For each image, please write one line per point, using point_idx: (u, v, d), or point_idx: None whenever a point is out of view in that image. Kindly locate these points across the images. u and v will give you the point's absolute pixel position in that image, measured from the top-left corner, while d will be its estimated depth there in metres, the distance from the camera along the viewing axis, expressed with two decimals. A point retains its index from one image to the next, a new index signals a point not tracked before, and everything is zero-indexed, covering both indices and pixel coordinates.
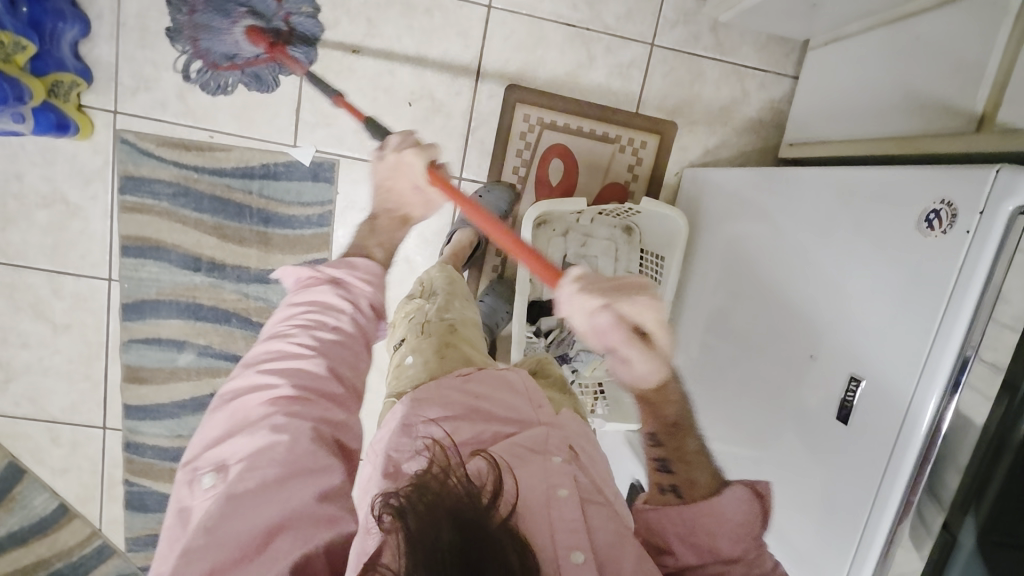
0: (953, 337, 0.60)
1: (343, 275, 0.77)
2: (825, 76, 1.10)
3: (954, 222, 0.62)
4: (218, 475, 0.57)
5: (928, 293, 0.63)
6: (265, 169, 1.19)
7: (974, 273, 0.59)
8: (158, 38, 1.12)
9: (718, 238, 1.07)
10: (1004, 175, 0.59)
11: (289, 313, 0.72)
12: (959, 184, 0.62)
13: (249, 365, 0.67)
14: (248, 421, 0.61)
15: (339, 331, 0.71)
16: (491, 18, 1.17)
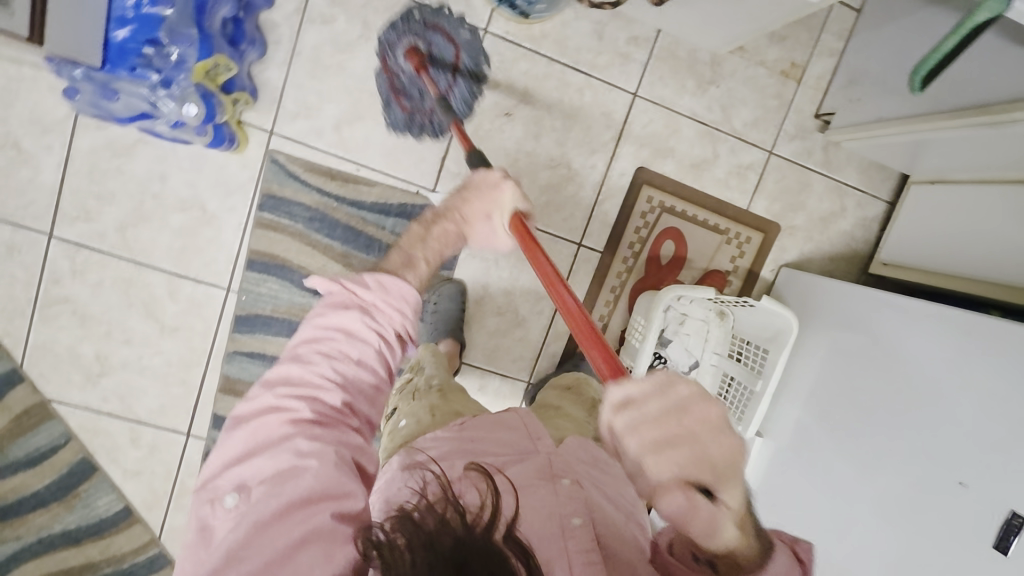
0: None
1: (377, 301, 0.70)
2: (926, 210, 1.23)
3: None
4: (240, 495, 0.60)
5: None
6: (401, 208, 1.24)
7: None
8: (327, 72, 1.17)
9: (824, 341, 1.17)
10: None
11: (317, 335, 0.68)
12: None
13: (269, 385, 0.66)
14: (268, 444, 0.62)
15: (363, 365, 0.67)
16: (634, 105, 1.27)
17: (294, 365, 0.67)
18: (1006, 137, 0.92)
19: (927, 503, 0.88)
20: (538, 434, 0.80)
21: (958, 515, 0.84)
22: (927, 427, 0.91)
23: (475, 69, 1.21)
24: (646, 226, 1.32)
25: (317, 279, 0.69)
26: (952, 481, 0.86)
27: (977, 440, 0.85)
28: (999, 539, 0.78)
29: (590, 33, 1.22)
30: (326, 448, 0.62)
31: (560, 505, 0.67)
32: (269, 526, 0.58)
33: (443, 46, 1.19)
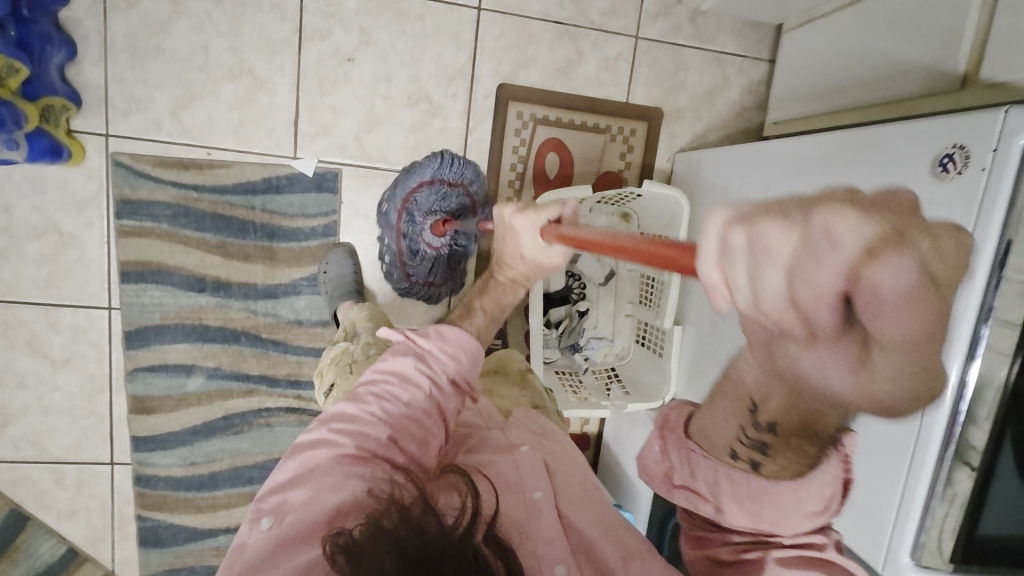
0: (981, 267, 0.61)
1: (432, 348, 0.76)
2: (802, 56, 1.18)
3: (968, 163, 0.63)
4: (275, 518, 0.60)
5: (950, 227, 0.64)
6: (267, 184, 1.18)
7: (996, 201, 0.60)
8: (148, 58, 1.10)
9: (722, 211, 1.12)
10: (1014, 114, 0.60)
11: (373, 378, 0.73)
12: (969, 126, 0.64)
13: (323, 421, 0.69)
14: (311, 473, 0.63)
15: (412, 407, 0.70)
16: (481, 19, 1.20)
17: (349, 404, 0.69)
18: None
19: None
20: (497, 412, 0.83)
21: None
22: None
23: (302, 20, 1.14)
24: (525, 143, 1.26)
25: (386, 329, 0.79)
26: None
27: None
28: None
29: None
30: (358, 488, 0.61)
31: (523, 476, 0.70)
32: (289, 549, 0.57)
33: (263, 3, 1.12)
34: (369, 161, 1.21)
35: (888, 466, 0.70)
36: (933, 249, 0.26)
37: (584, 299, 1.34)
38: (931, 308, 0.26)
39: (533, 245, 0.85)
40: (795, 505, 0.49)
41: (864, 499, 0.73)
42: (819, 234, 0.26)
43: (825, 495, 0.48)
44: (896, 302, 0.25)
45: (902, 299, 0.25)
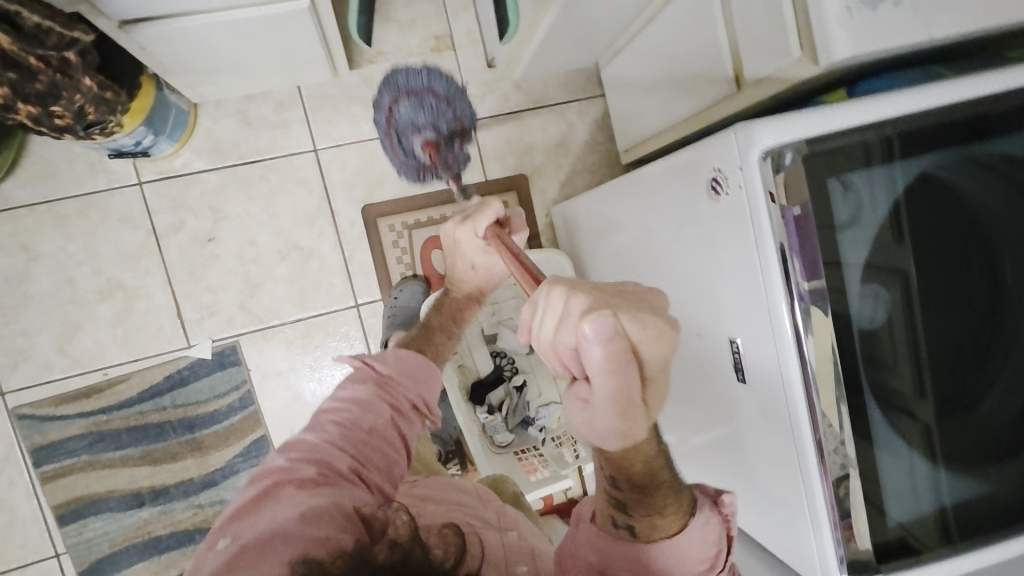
0: (774, 279, 0.62)
1: (391, 372, 0.78)
2: (621, 85, 1.22)
3: (729, 184, 0.63)
4: (232, 537, 0.54)
5: (739, 243, 0.65)
6: (170, 380, 1.19)
7: (760, 215, 0.61)
8: (19, 309, 1.13)
9: (601, 253, 1.13)
10: (741, 132, 0.61)
11: (330, 407, 0.72)
12: (715, 151, 0.64)
13: (281, 451, 0.67)
14: (268, 497, 0.58)
15: (375, 429, 0.70)
16: (321, 158, 1.24)
17: (307, 434, 0.69)
18: (567, 11, 0.93)
19: (701, 362, 0.82)
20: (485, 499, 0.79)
21: (715, 361, 0.78)
22: (666, 293, 0.86)
23: (153, 222, 1.18)
24: (407, 251, 1.28)
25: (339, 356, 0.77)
26: (693, 333, 0.82)
27: (691, 284, 0.78)
28: (739, 373, 0.73)
29: (237, 126, 1.21)
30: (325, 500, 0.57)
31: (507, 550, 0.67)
32: (253, 557, 0.51)
33: (111, 220, 1.16)
34: (260, 323, 1.23)
35: (791, 490, 0.70)
36: (635, 321, 0.46)
37: (517, 373, 1.34)
38: (619, 345, 0.45)
39: (472, 265, 1.03)
40: (681, 570, 0.57)
41: (787, 522, 0.73)
42: (569, 287, 0.48)
43: (707, 557, 0.57)
44: (582, 316, 0.45)
45: (582, 313, 0.45)
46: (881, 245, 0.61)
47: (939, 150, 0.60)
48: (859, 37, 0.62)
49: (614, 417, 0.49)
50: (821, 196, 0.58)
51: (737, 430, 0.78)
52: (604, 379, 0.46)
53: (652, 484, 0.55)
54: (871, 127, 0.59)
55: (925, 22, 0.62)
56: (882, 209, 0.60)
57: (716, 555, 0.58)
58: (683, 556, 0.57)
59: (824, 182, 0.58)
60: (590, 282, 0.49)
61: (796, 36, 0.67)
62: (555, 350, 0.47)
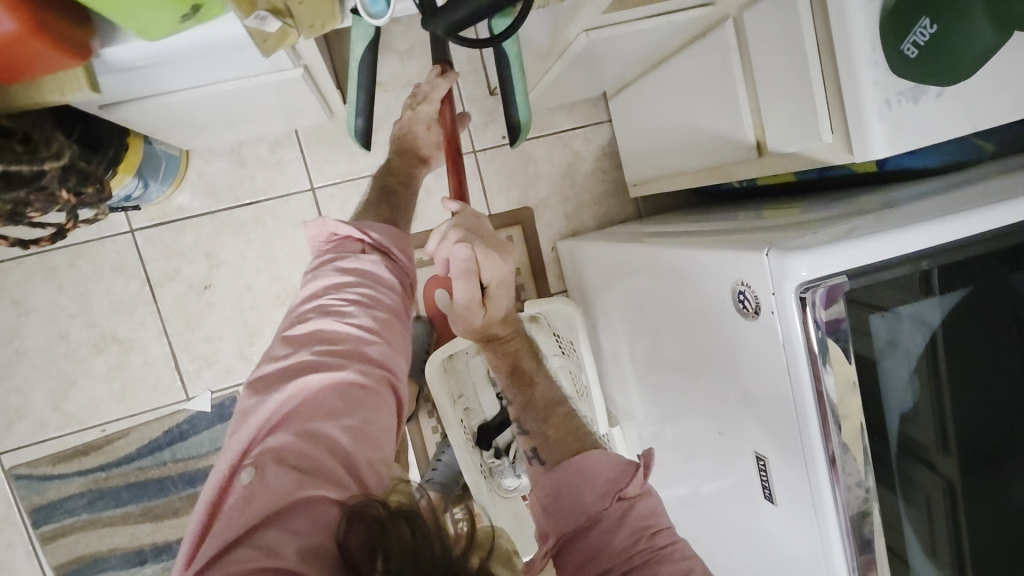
0: (809, 413, 0.58)
1: (381, 242, 0.73)
2: (630, 119, 1.16)
3: (759, 306, 0.59)
4: (258, 470, 0.49)
5: (767, 367, 0.61)
6: (170, 434, 1.16)
7: (795, 347, 0.57)
8: (12, 366, 1.10)
9: (609, 304, 1.09)
10: (774, 256, 0.56)
11: (331, 284, 0.67)
12: (742, 267, 0.60)
13: (296, 348, 0.61)
14: (296, 416, 0.54)
15: (384, 307, 0.67)
16: (319, 198, 1.20)
17: (315, 319, 0.63)
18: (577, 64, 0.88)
19: (716, 458, 0.79)
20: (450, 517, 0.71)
21: (735, 465, 0.74)
22: (678, 380, 0.83)
23: (147, 271, 1.14)
24: None
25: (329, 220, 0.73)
26: (714, 433, 0.76)
27: (706, 385, 0.75)
28: (764, 486, 0.69)
29: (231, 167, 1.16)
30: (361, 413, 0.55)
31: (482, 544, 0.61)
32: (295, 487, 0.47)
33: (103, 271, 1.12)
34: None
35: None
36: (486, 257, 0.63)
37: None
38: (471, 258, 0.63)
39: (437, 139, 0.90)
40: (585, 485, 0.60)
41: None
42: (456, 215, 0.65)
43: (606, 482, 0.60)
44: (451, 238, 0.63)
45: (451, 236, 0.63)
46: (925, 371, 0.59)
47: (987, 276, 0.58)
48: (897, 131, 0.58)
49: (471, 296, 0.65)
50: (861, 331, 0.56)
51: (759, 534, 0.76)
52: (465, 284, 0.64)
53: (532, 386, 0.72)
54: (914, 255, 0.55)
55: (970, 114, 0.58)
56: (923, 337, 0.58)
57: (619, 483, 0.59)
58: (591, 478, 0.60)
59: (863, 318, 0.56)
60: (472, 216, 0.66)
61: (827, 117, 0.63)
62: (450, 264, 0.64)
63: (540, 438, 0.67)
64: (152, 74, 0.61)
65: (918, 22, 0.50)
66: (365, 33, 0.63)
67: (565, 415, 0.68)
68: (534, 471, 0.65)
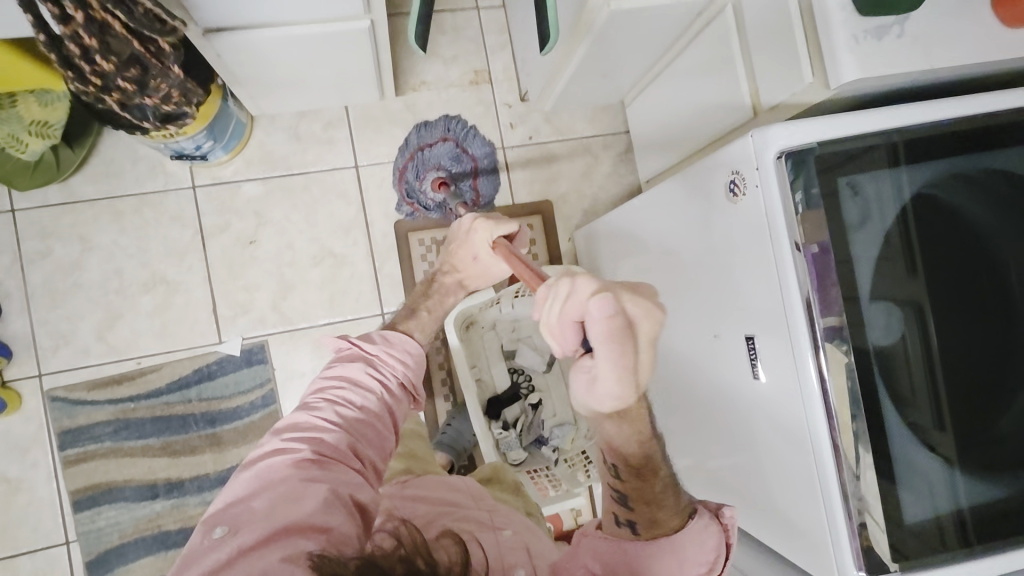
0: (789, 270, 0.65)
1: (378, 354, 0.81)
2: (644, 121, 1.30)
3: (746, 186, 0.69)
4: (228, 529, 0.54)
5: (752, 241, 0.70)
6: (199, 374, 1.23)
7: (776, 210, 0.66)
8: (67, 296, 1.19)
9: (622, 273, 1.17)
10: (757, 136, 0.67)
11: (323, 386, 0.75)
12: (731, 156, 0.71)
13: (278, 433, 0.67)
14: (266, 485, 0.59)
15: (365, 408, 0.73)
16: (361, 174, 1.33)
17: (300, 414, 0.70)
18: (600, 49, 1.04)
19: (710, 372, 0.84)
20: (482, 495, 0.82)
21: (726, 366, 0.80)
22: (680, 306, 0.89)
23: (201, 222, 1.26)
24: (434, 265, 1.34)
25: (330, 339, 0.81)
26: (710, 336, 0.82)
27: (704, 291, 0.82)
28: (752, 369, 0.74)
29: (288, 140, 1.30)
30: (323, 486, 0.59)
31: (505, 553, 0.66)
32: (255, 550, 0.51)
33: (163, 218, 1.24)
34: (290, 324, 1.28)
35: (807, 481, 0.69)
36: (635, 300, 0.52)
37: (534, 392, 1.36)
38: (620, 321, 0.51)
39: (475, 257, 1.02)
40: (676, 559, 0.64)
41: (805, 525, 0.72)
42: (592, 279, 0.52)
43: (705, 561, 0.65)
44: (586, 317, 0.51)
45: (583, 313, 0.51)
46: (892, 245, 0.67)
47: (942, 164, 0.68)
48: (867, 62, 0.70)
49: (623, 368, 0.53)
50: (834, 192, 0.65)
51: (750, 439, 0.78)
52: (604, 351, 0.51)
53: (650, 482, 0.66)
54: (879, 135, 0.67)
55: (929, 56, 0.71)
56: (892, 211, 0.67)
57: (713, 562, 0.65)
58: (684, 550, 0.65)
59: (835, 182, 0.66)
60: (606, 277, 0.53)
61: (809, 64, 0.76)
62: (557, 327, 0.53)
63: (628, 534, 0.67)
64: None
65: None
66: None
67: (664, 478, 0.67)
68: (621, 536, 0.67)
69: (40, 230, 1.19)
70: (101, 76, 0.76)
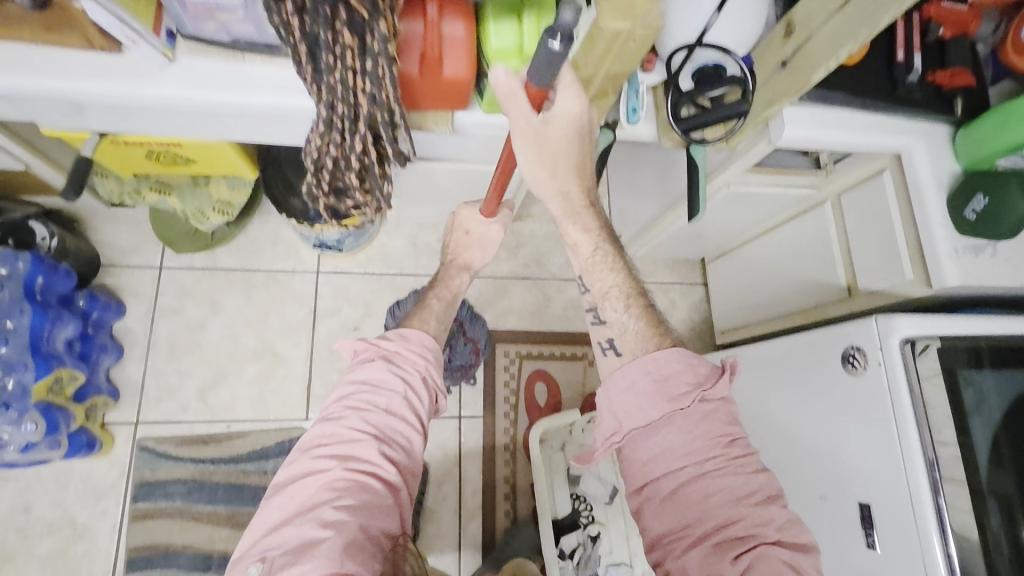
0: (913, 449, 0.70)
1: (399, 348, 0.79)
2: (728, 281, 1.44)
3: (867, 362, 0.76)
4: (263, 565, 0.59)
5: (873, 414, 0.75)
6: (280, 447, 1.27)
7: (900, 391, 0.72)
8: (183, 352, 1.29)
9: None
10: (880, 320, 0.75)
11: (346, 392, 0.74)
12: (852, 333, 0.78)
13: (305, 449, 0.70)
14: (300, 511, 0.63)
15: (391, 411, 0.72)
16: None
17: (324, 425, 0.71)
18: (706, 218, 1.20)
19: (808, 532, 0.85)
20: None
21: (833, 531, 0.81)
22: (774, 462, 0.91)
23: (316, 305, 1.38)
24: (514, 378, 1.44)
25: (343, 341, 0.78)
26: (814, 497, 0.84)
27: (804, 449, 0.85)
28: (866, 538, 0.76)
29: (407, 245, 1.46)
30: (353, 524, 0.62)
31: None
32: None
33: (285, 296, 1.37)
34: None
35: None
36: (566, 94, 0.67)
37: (593, 522, 1.29)
38: (513, 82, 0.64)
39: (467, 231, 1.05)
40: None
41: None
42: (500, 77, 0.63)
43: None
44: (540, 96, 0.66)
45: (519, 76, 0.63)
46: (1000, 438, 0.74)
47: None
48: (966, 270, 0.83)
49: (529, 101, 0.65)
50: (955, 387, 0.74)
51: None
52: (528, 100, 0.65)
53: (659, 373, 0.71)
54: (989, 336, 0.75)
55: (1017, 273, 0.83)
56: (1000, 407, 0.75)
57: None
58: None
59: (956, 373, 0.74)
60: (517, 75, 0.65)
61: (908, 261, 0.90)
62: (510, 90, 0.64)
63: None
64: (441, 142, 0.90)
65: (974, 199, 0.80)
66: (607, 142, 0.84)
67: None
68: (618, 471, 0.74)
69: (179, 289, 1.32)
70: (327, 180, 0.80)
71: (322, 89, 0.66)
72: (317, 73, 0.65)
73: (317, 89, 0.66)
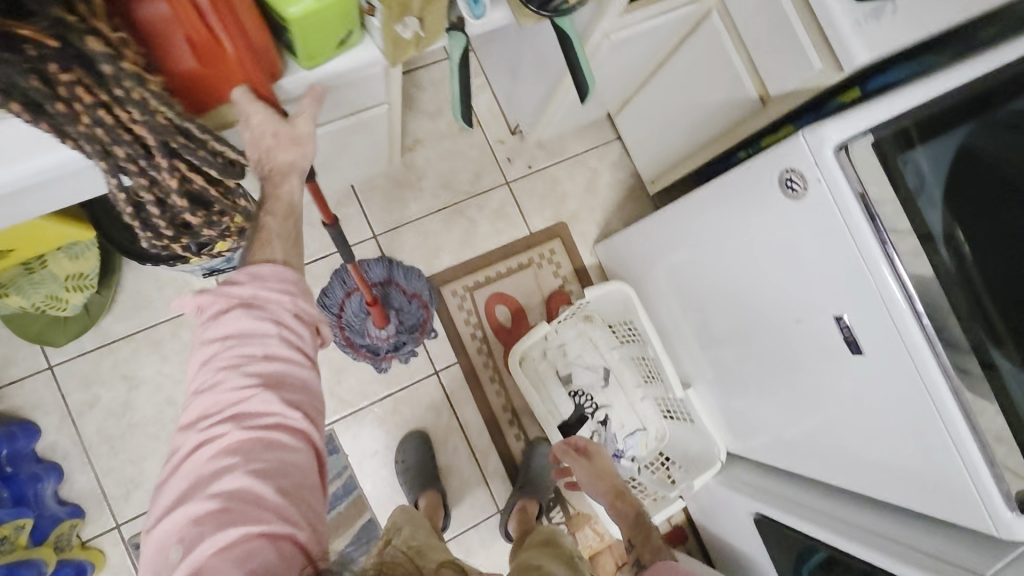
0: (869, 245, 0.75)
1: (256, 291, 0.63)
2: (639, 130, 1.36)
3: (805, 181, 0.79)
4: (180, 547, 0.53)
5: (824, 226, 0.79)
6: None
7: (844, 196, 0.75)
8: (124, 439, 1.17)
9: (658, 277, 1.20)
10: (808, 134, 0.77)
11: (208, 353, 0.61)
12: (785, 156, 0.80)
13: (190, 423, 0.60)
14: (199, 483, 0.56)
15: (274, 356, 0.62)
16: (381, 243, 1.34)
17: (201, 394, 0.60)
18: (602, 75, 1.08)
19: (796, 353, 0.93)
20: None
21: (816, 344, 0.88)
22: (749, 304, 0.97)
23: None
24: (472, 312, 1.39)
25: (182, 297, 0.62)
26: (791, 321, 0.90)
27: (772, 284, 0.90)
28: (850, 343, 0.83)
29: None
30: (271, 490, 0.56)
31: None
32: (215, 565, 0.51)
33: None
34: (351, 407, 1.29)
35: (927, 425, 0.78)
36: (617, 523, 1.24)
37: (598, 409, 1.35)
38: None
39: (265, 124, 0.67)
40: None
41: (934, 470, 0.80)
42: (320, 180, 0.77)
43: None
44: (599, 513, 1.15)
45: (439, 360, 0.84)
46: (945, 195, 0.78)
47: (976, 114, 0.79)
48: (873, 40, 0.76)
49: None
50: (895, 169, 0.77)
51: (852, 402, 0.87)
52: None
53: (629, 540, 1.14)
54: (919, 107, 0.76)
55: (922, 20, 0.77)
56: (942, 167, 0.78)
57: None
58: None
59: (889, 155, 0.77)
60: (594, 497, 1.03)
61: (814, 51, 0.82)
62: None
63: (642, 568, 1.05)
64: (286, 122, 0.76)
65: None
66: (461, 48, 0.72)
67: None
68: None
69: (82, 380, 1.16)
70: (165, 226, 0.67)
71: (87, 142, 0.55)
72: (65, 128, 0.54)
73: (80, 144, 0.55)
